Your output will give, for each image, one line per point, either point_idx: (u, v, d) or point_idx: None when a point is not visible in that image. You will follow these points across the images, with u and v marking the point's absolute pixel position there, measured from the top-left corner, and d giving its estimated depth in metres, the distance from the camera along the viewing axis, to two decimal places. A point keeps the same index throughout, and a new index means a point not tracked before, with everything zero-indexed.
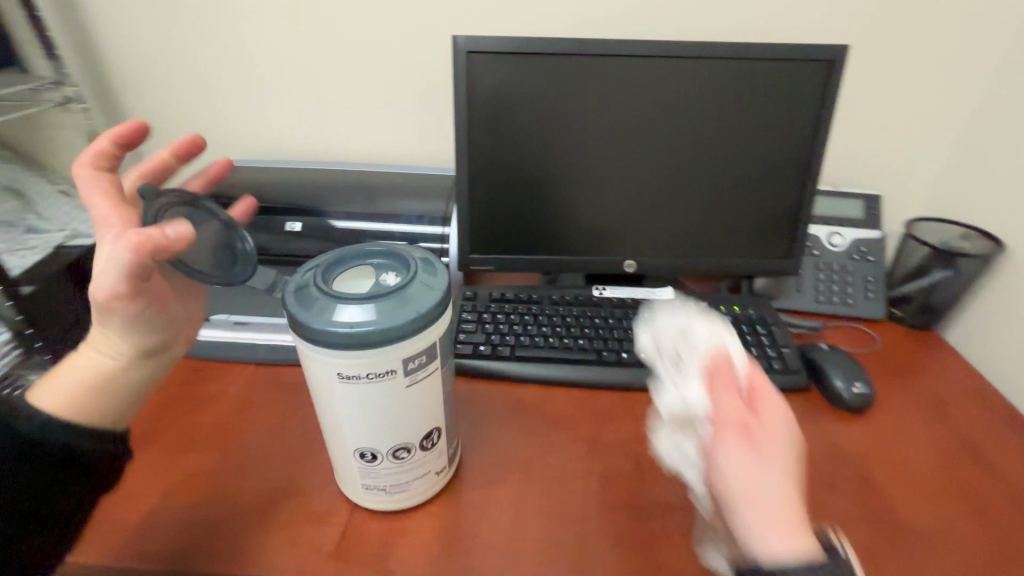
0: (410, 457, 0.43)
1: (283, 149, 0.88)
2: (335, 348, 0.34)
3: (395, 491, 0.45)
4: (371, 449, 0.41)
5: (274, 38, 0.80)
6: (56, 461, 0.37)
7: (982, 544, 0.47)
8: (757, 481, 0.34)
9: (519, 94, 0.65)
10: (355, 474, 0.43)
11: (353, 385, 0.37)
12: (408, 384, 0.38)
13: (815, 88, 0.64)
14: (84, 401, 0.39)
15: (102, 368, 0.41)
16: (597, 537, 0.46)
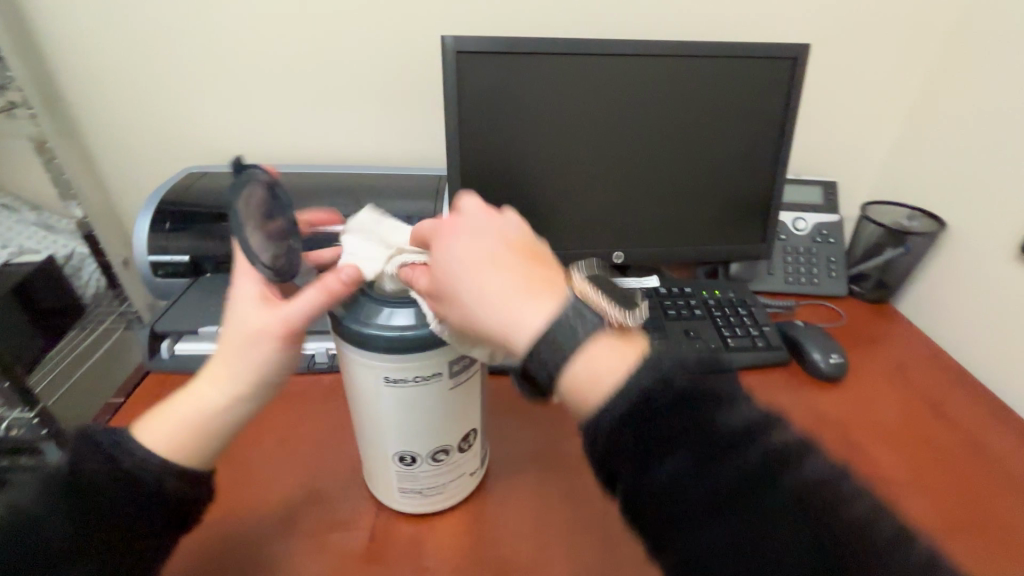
0: (449, 458, 0.43)
1: (256, 152, 0.86)
2: (384, 354, 0.36)
3: (431, 493, 0.45)
4: (411, 452, 0.41)
5: (242, 37, 0.77)
6: (149, 497, 0.36)
7: (950, 490, 0.53)
8: (487, 286, 0.32)
9: (506, 93, 0.66)
10: (393, 479, 0.43)
11: (399, 389, 0.37)
12: (451, 386, 0.39)
13: (781, 84, 0.69)
14: (187, 444, 0.38)
15: (201, 412, 0.38)
16: (618, 515, 0.48)
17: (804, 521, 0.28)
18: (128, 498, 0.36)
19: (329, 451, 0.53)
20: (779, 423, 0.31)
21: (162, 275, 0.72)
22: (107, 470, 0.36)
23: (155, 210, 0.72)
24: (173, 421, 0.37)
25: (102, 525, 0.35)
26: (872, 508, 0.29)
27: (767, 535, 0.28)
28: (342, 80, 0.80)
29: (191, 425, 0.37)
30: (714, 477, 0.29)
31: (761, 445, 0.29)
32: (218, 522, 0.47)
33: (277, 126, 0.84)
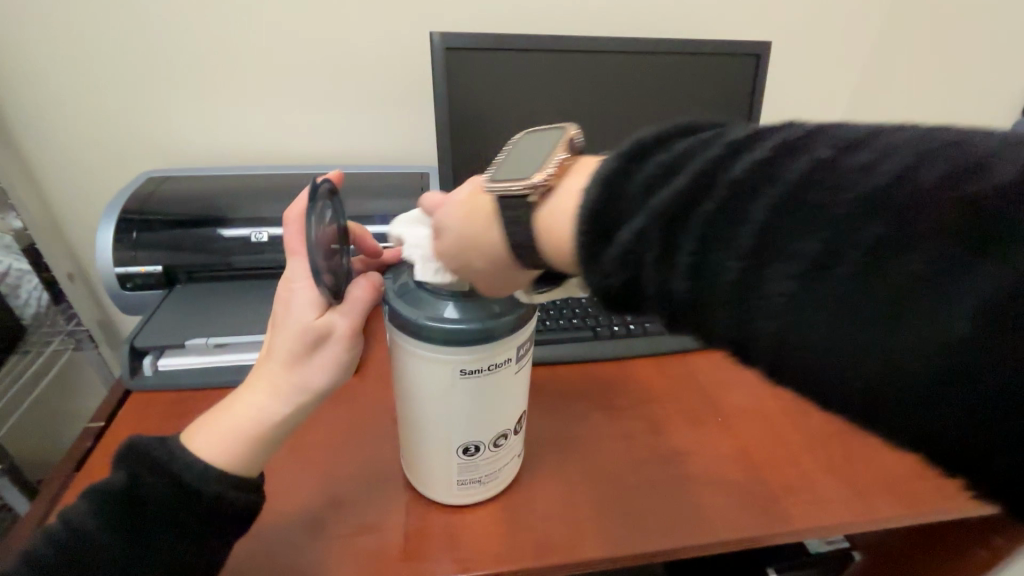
0: (506, 444, 0.46)
1: (220, 153, 0.81)
2: (463, 346, 0.38)
3: (488, 480, 0.47)
4: (476, 441, 0.44)
5: (201, 32, 0.72)
6: (209, 505, 0.37)
7: None
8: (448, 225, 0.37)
9: (494, 89, 0.66)
10: (451, 471, 0.46)
11: (472, 378, 0.40)
12: (516, 370, 0.42)
13: (746, 79, 0.74)
14: (243, 452, 0.38)
15: (260, 419, 0.38)
16: (637, 490, 0.51)
17: (801, 239, 0.24)
18: (191, 508, 0.37)
19: (349, 457, 0.53)
20: (730, 151, 0.27)
21: (130, 288, 0.67)
22: (168, 481, 0.37)
23: (118, 219, 0.67)
24: (226, 431, 0.38)
25: (169, 534, 0.36)
26: (883, 170, 0.24)
27: (767, 276, 0.25)
28: (313, 76, 0.77)
29: (245, 434, 0.38)
30: (687, 249, 0.27)
31: (718, 184, 0.27)
32: (253, 536, 0.46)
33: (244, 125, 0.80)
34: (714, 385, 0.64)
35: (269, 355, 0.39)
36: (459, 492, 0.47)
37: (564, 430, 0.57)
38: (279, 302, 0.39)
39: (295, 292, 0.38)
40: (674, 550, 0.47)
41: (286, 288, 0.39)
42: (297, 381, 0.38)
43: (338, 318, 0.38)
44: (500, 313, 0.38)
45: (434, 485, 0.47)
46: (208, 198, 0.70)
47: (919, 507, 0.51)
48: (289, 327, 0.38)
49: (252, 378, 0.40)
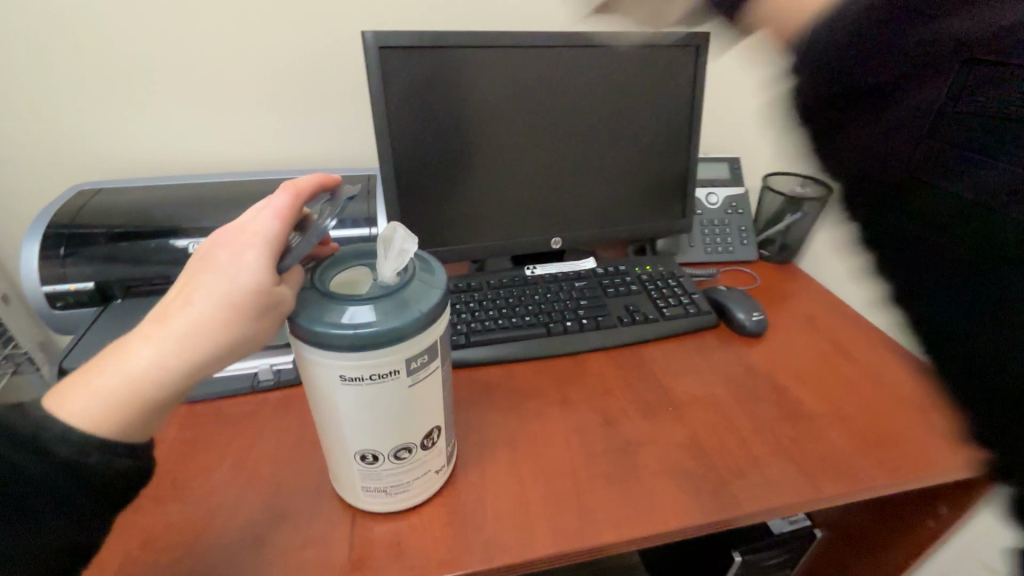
0: (411, 456, 0.45)
1: (160, 163, 0.78)
2: (339, 351, 0.37)
3: (395, 491, 0.46)
4: (374, 450, 0.43)
5: (130, 37, 0.69)
6: (101, 486, 0.36)
7: (864, 414, 0.60)
8: None
9: (434, 89, 0.65)
10: (355, 476, 0.45)
11: (355, 386, 0.39)
12: (411, 384, 0.41)
13: (688, 71, 0.74)
14: (132, 412, 0.36)
15: (148, 370, 0.36)
16: (588, 483, 0.51)
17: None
18: (80, 490, 0.35)
19: (294, 469, 0.52)
20: None
21: (61, 307, 0.64)
22: (40, 461, 0.34)
23: (45, 234, 0.64)
24: (113, 388, 0.36)
25: (45, 519, 0.34)
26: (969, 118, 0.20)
27: None
28: (251, 81, 0.75)
29: (134, 394, 0.36)
30: None
31: None
32: (180, 545, 0.45)
33: (183, 134, 0.77)
34: (665, 375, 0.65)
35: (185, 304, 0.37)
36: (368, 498, 0.47)
37: (515, 429, 0.57)
38: (225, 249, 0.38)
39: (246, 245, 0.38)
40: (620, 543, 0.46)
41: (248, 238, 0.38)
42: (210, 342, 0.37)
43: (288, 293, 0.39)
44: (388, 314, 0.38)
45: (346, 488, 0.47)
46: (146, 209, 0.67)
47: (862, 485, 0.52)
48: (229, 280, 0.37)
49: (152, 329, 0.37)
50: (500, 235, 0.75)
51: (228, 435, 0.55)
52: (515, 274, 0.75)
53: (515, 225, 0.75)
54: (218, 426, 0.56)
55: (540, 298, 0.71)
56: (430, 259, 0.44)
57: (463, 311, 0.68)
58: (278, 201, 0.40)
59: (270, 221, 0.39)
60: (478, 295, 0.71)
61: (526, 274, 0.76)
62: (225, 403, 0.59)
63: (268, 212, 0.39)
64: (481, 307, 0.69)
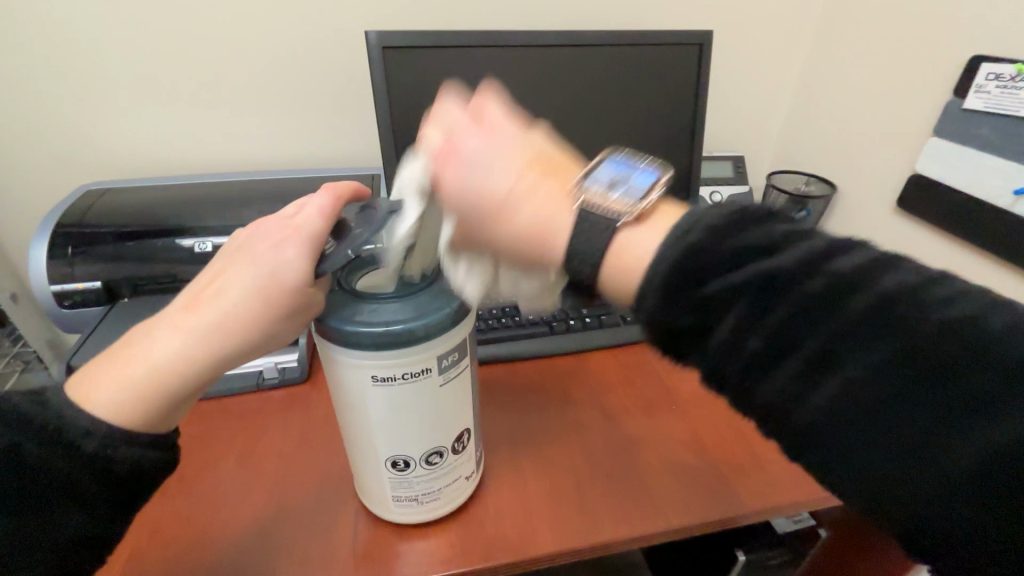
0: (443, 462, 0.45)
1: (164, 162, 0.79)
2: (370, 349, 0.37)
3: (427, 499, 0.46)
4: (405, 456, 0.43)
5: (135, 39, 0.70)
6: (123, 477, 0.36)
7: None
8: (486, 184, 0.35)
9: (435, 88, 0.65)
10: (385, 486, 0.45)
11: (386, 387, 0.39)
12: (442, 382, 0.41)
13: (691, 68, 0.74)
14: (156, 404, 0.37)
15: (176, 361, 0.37)
16: (595, 478, 0.51)
17: (998, 339, 0.25)
18: (101, 483, 0.35)
19: (299, 465, 0.52)
20: (833, 251, 0.28)
21: (69, 306, 0.65)
22: (64, 454, 0.34)
23: (52, 233, 0.64)
24: (137, 379, 0.36)
25: (73, 515, 0.34)
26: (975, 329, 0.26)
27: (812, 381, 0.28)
28: (254, 81, 0.75)
29: (158, 385, 0.36)
30: (738, 312, 0.29)
31: (820, 276, 0.28)
32: (192, 538, 0.45)
33: (187, 133, 0.77)
34: (670, 371, 0.65)
35: (221, 295, 0.38)
36: (398, 509, 0.46)
37: (520, 425, 0.57)
38: (265, 241, 0.38)
39: (287, 240, 0.38)
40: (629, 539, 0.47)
41: (292, 233, 0.38)
42: (243, 337, 0.38)
43: (320, 296, 0.39)
44: (422, 309, 0.38)
45: (373, 497, 0.46)
46: (152, 209, 0.68)
47: None
48: (269, 274, 0.37)
49: (184, 319, 0.37)
50: None
51: (233, 431, 0.55)
52: None
53: None
54: (226, 423, 0.56)
55: None
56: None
57: None
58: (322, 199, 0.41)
59: (317, 219, 0.39)
60: None
61: None
62: (230, 400, 0.59)
63: (310, 209, 0.39)
64: (484, 305, 0.69)
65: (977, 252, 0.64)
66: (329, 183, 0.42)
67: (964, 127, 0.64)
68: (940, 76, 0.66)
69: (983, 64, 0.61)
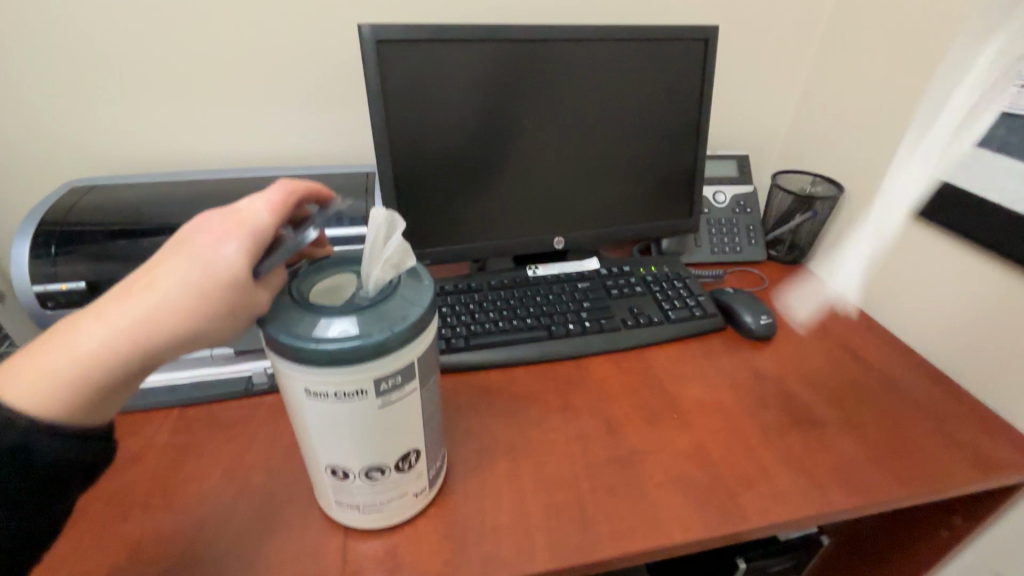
0: (384, 477, 0.43)
1: (156, 158, 0.77)
2: (303, 364, 0.36)
3: (369, 509, 0.44)
4: (343, 467, 0.41)
5: (125, 31, 0.67)
6: (43, 476, 0.34)
7: (887, 429, 0.57)
8: None
9: (433, 84, 0.63)
10: (329, 490, 0.44)
11: (320, 402, 0.37)
12: (380, 405, 0.39)
13: (696, 65, 0.72)
14: (79, 400, 0.35)
15: (98, 355, 0.34)
16: (590, 493, 0.49)
17: None
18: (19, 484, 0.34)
19: (285, 477, 0.51)
20: None
21: (52, 307, 0.62)
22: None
23: (37, 231, 0.62)
24: (58, 372, 0.34)
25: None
26: None
27: None
28: (248, 76, 0.73)
29: (81, 380, 0.34)
30: None
31: None
32: (169, 553, 0.44)
33: (180, 129, 0.75)
34: (670, 379, 0.63)
35: (153, 285, 0.35)
36: (341, 513, 0.45)
37: (515, 435, 0.55)
38: (208, 233, 0.37)
39: (231, 232, 0.36)
40: (606, 561, 0.45)
41: (237, 226, 0.37)
42: (173, 333, 0.35)
43: (266, 297, 0.37)
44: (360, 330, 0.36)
45: (323, 498, 0.45)
46: (140, 208, 0.66)
47: (872, 499, 0.50)
48: (206, 267, 0.35)
49: (111, 309, 0.35)
50: (502, 233, 0.73)
51: (218, 440, 0.54)
52: (515, 274, 0.74)
53: (515, 223, 0.73)
54: (212, 431, 0.55)
55: (541, 300, 0.69)
56: (416, 271, 0.42)
57: (463, 313, 0.67)
58: (274, 193, 0.39)
59: (264, 214, 0.38)
60: (478, 295, 0.70)
61: (528, 274, 0.74)
62: (217, 406, 0.58)
63: (259, 203, 0.38)
64: (482, 308, 0.68)
65: (987, 260, 0.62)
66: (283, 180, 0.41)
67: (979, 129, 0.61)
68: (953, 75, 0.64)
69: (1000, 63, 0.59)
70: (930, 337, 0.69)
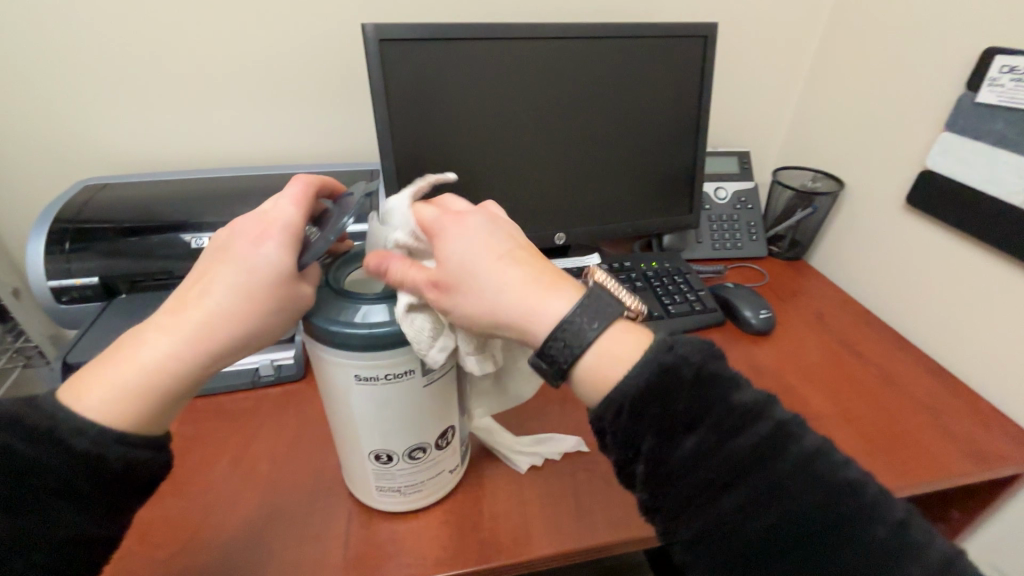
0: (425, 456, 0.44)
1: (164, 157, 0.79)
2: (353, 350, 0.37)
3: (410, 491, 0.46)
4: (388, 450, 0.42)
5: (134, 32, 0.69)
6: (114, 474, 0.34)
7: (892, 419, 0.58)
8: None
9: (435, 82, 0.64)
10: (369, 476, 0.45)
11: (370, 385, 0.39)
12: (425, 383, 0.40)
13: (696, 62, 0.73)
14: (151, 406, 0.36)
15: (162, 362, 0.35)
16: (590, 485, 0.50)
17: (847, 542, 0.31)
18: (91, 481, 0.34)
19: (292, 466, 0.52)
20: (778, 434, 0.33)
21: (67, 301, 0.65)
22: (52, 453, 0.33)
23: (51, 228, 0.64)
24: (125, 382, 0.35)
25: (67, 512, 0.33)
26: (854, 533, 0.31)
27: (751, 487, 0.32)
28: (254, 76, 0.75)
29: (150, 386, 0.35)
30: (689, 439, 0.33)
31: (752, 451, 0.32)
32: (197, 541, 0.45)
33: (190, 128, 0.77)
34: None
35: (204, 295, 0.36)
36: (381, 498, 0.46)
37: (517, 428, 0.56)
38: (244, 237, 0.37)
39: (264, 233, 0.37)
40: (607, 547, 0.46)
41: (270, 227, 0.37)
42: (230, 335, 0.36)
43: (308, 290, 0.38)
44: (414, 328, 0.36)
45: (358, 485, 0.46)
46: (150, 206, 0.67)
47: None
48: (251, 270, 0.36)
49: (167, 320, 0.36)
50: None
51: (228, 431, 0.55)
52: None
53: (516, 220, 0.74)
54: (221, 423, 0.56)
55: None
56: None
57: None
58: (293, 191, 0.40)
59: (290, 209, 0.38)
60: None
61: None
62: (226, 398, 0.59)
63: (283, 202, 0.39)
64: None
65: (987, 254, 0.62)
66: (298, 175, 0.41)
67: (978, 123, 0.61)
68: (953, 69, 0.64)
69: (998, 57, 0.59)
70: (931, 333, 0.69)
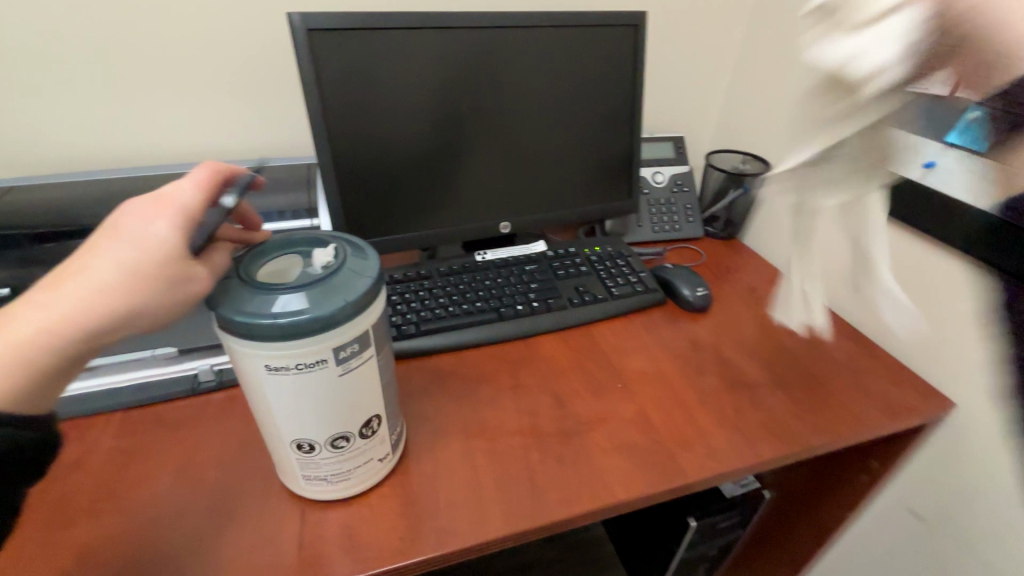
0: (349, 445, 0.44)
1: (79, 156, 0.73)
2: (261, 341, 0.36)
3: (337, 479, 0.46)
4: (309, 440, 0.42)
5: (34, 18, 0.64)
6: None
7: (815, 382, 0.63)
8: None
9: (371, 72, 0.63)
10: (294, 465, 0.45)
11: (282, 375, 0.38)
12: (341, 373, 0.40)
13: (628, 51, 0.75)
14: (25, 383, 0.34)
15: (34, 338, 0.34)
16: (542, 464, 0.52)
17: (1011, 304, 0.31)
18: None
19: (238, 471, 0.51)
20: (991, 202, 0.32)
21: None
22: None
23: None
24: None
25: None
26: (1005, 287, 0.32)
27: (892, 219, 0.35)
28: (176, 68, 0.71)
29: (19, 365, 0.34)
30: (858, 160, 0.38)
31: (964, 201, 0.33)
32: (121, 552, 0.43)
33: (108, 126, 0.72)
34: (616, 353, 0.66)
35: (86, 268, 0.35)
36: (308, 486, 0.46)
37: (471, 416, 0.57)
38: (137, 215, 0.37)
39: (158, 211, 0.37)
40: (551, 524, 0.47)
41: (166, 206, 0.37)
42: (115, 308, 0.35)
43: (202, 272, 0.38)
44: None
45: (286, 475, 0.46)
46: (62, 207, 0.63)
47: (801, 445, 0.55)
48: (139, 247, 0.36)
49: (45, 294, 0.35)
50: (450, 220, 0.74)
51: (169, 440, 0.53)
52: (465, 260, 0.75)
53: (461, 212, 0.74)
54: (161, 432, 0.54)
55: (490, 283, 0.71)
56: (363, 245, 0.43)
57: (414, 300, 0.68)
58: (198, 175, 0.40)
59: (190, 192, 0.39)
60: (427, 282, 0.71)
61: (477, 259, 0.76)
62: (164, 408, 0.57)
63: (181, 184, 0.39)
64: (432, 293, 0.69)
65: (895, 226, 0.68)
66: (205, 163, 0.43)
67: None
68: None
69: None
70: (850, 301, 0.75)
